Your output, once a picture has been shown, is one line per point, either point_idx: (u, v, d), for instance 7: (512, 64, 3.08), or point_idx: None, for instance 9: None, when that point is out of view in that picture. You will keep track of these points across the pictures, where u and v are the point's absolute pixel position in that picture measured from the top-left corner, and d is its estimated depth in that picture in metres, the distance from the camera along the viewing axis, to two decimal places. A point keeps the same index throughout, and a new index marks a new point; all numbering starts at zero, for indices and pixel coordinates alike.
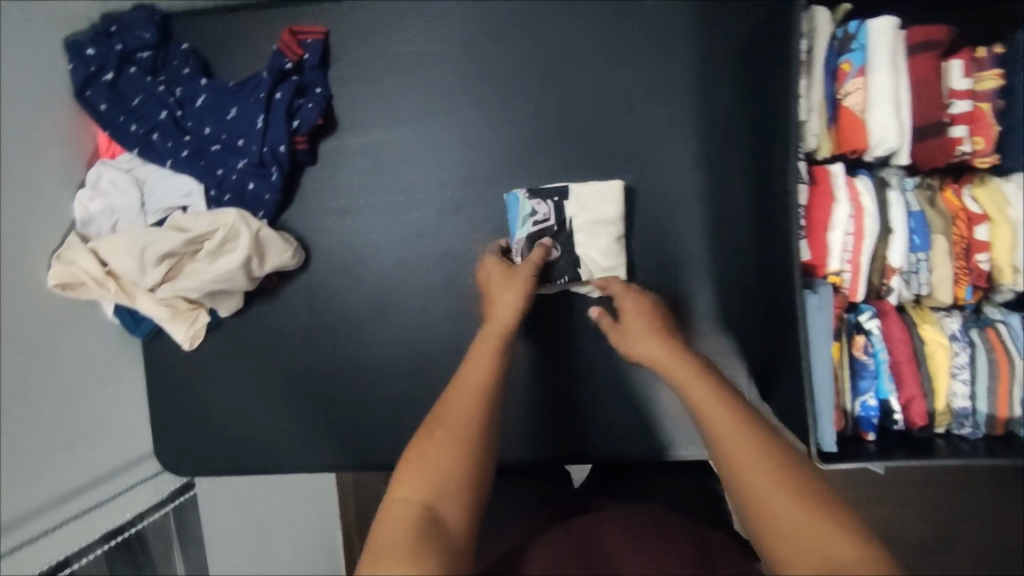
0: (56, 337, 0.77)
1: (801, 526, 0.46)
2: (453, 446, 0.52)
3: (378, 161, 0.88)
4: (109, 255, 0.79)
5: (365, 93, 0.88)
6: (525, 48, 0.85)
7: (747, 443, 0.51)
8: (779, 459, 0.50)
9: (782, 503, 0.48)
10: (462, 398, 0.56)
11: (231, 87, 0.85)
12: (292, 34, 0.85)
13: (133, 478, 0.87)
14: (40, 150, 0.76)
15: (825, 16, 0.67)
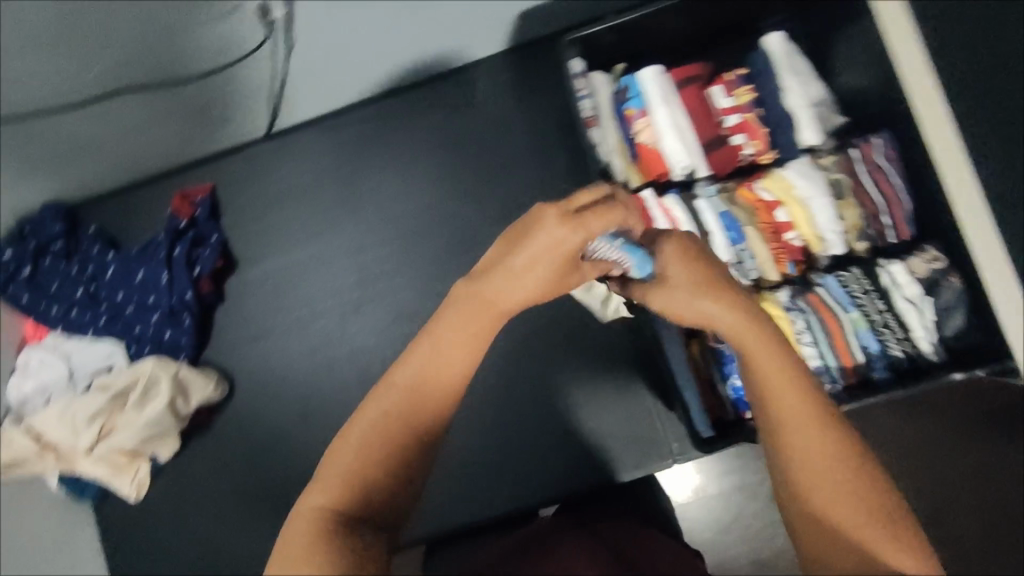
0: None
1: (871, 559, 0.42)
2: (381, 464, 0.48)
3: (279, 285, 0.98)
4: (44, 427, 0.86)
5: (257, 230, 0.99)
6: (383, 157, 0.97)
7: (824, 455, 0.44)
8: (852, 474, 0.43)
9: (864, 530, 0.42)
10: (402, 407, 0.49)
11: (135, 254, 0.95)
12: (183, 196, 0.98)
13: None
14: None
15: (601, 77, 0.81)
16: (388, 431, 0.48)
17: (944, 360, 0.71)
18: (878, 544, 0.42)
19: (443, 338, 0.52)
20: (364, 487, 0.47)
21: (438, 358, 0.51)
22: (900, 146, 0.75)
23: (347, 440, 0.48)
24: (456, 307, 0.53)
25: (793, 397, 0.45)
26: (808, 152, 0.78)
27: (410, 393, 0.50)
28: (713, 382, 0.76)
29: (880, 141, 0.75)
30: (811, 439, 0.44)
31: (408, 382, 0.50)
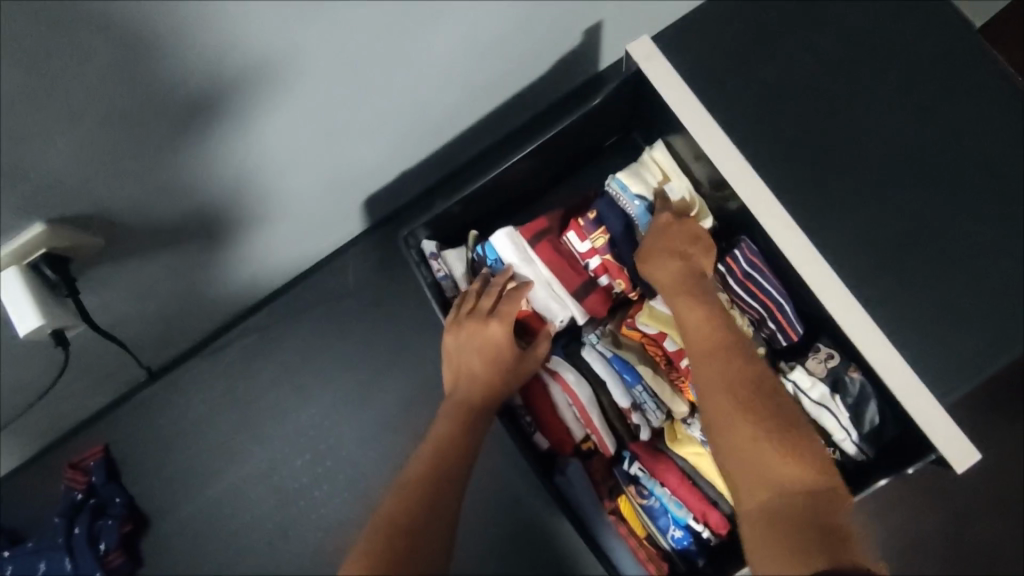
0: None
1: (761, 465, 0.53)
2: (400, 540, 0.56)
3: (197, 530, 0.92)
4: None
5: (160, 478, 0.93)
6: (276, 368, 0.94)
7: (728, 389, 0.57)
8: (750, 402, 0.56)
9: (751, 447, 0.54)
10: (429, 477, 0.63)
11: (31, 545, 0.87)
12: (74, 466, 0.91)
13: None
14: None
15: (456, 255, 0.79)
16: (406, 501, 0.61)
17: (871, 456, 0.69)
18: (764, 451, 0.53)
19: (443, 436, 0.68)
20: (397, 536, 0.57)
21: (428, 465, 0.65)
22: (761, 249, 0.72)
23: (378, 516, 0.60)
24: (445, 420, 0.69)
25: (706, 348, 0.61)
26: None
27: (419, 478, 0.63)
28: (653, 537, 0.72)
29: (743, 248, 0.73)
30: (715, 376, 0.59)
31: (419, 469, 0.64)
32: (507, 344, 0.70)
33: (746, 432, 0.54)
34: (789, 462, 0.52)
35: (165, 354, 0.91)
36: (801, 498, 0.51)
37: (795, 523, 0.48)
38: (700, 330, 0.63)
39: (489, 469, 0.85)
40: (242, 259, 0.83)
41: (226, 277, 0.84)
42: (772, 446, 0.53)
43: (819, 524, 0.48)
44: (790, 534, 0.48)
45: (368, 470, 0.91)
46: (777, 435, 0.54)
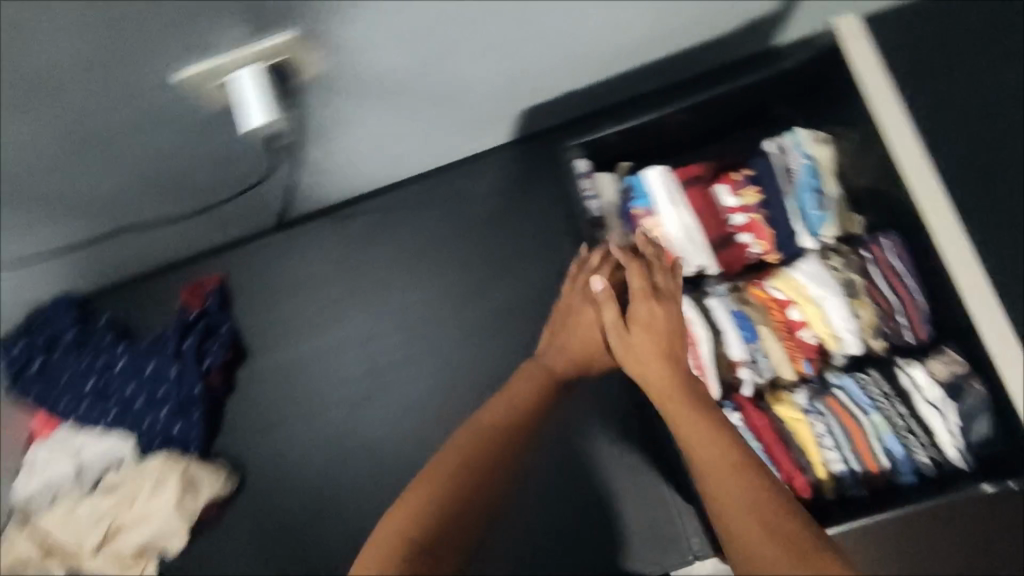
0: None
1: (779, 559, 0.47)
2: (450, 487, 0.61)
3: (288, 375, 0.98)
4: (58, 517, 0.88)
5: (264, 321, 0.99)
6: (394, 248, 0.99)
7: (728, 470, 0.54)
8: (754, 485, 0.52)
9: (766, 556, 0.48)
10: (475, 450, 0.65)
11: (145, 346, 0.96)
12: (194, 288, 0.98)
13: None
14: None
15: (607, 178, 0.83)
16: (454, 468, 0.63)
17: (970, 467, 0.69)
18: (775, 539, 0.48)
19: (514, 396, 0.71)
20: (460, 479, 0.62)
21: (494, 420, 0.69)
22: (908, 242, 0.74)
23: (422, 487, 0.61)
24: (525, 380, 0.74)
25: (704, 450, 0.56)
26: (812, 252, 0.80)
27: (493, 428, 0.68)
28: None
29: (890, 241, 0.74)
30: (714, 457, 0.56)
31: (493, 420, 0.68)
32: (598, 324, 0.73)
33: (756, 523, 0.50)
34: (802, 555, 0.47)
35: (298, 207, 0.96)
36: None
37: None
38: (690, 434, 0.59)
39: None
40: (400, 134, 0.86)
41: (378, 148, 0.87)
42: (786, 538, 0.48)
43: None
44: None
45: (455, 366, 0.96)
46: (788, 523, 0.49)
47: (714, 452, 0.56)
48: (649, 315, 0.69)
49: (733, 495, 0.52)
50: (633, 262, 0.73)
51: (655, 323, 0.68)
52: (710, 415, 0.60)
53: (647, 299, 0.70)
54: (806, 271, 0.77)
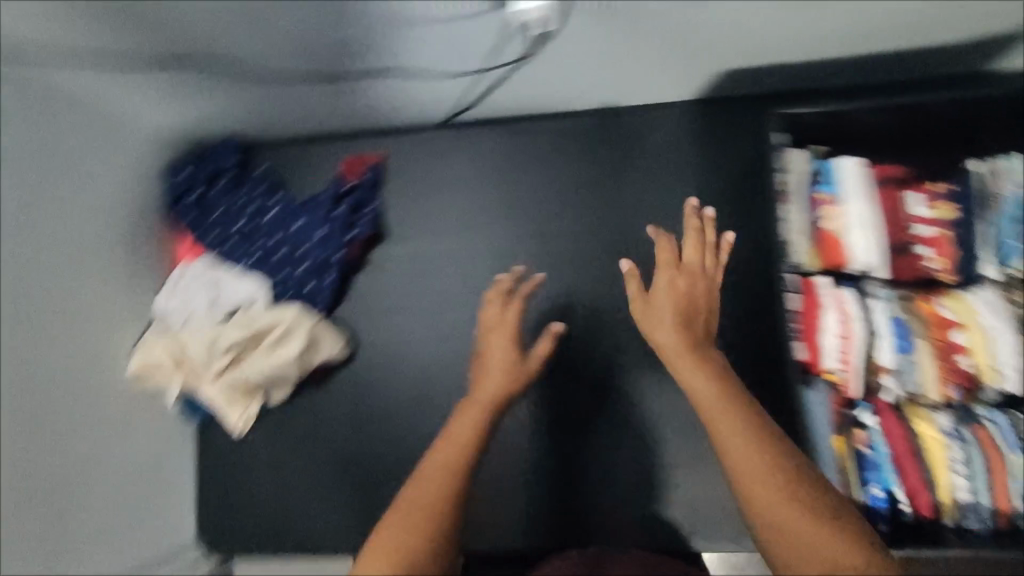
0: (118, 426, 0.90)
1: (812, 546, 0.50)
2: (444, 482, 0.59)
3: (421, 265, 1.00)
4: (191, 339, 0.91)
5: (410, 208, 1.02)
6: (552, 171, 0.99)
7: (756, 450, 0.55)
8: (775, 463, 0.54)
9: (783, 511, 0.52)
10: (456, 454, 0.62)
11: (297, 202, 0.99)
12: (354, 160, 1.01)
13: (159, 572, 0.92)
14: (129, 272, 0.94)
15: (799, 156, 0.81)
16: (444, 468, 0.61)
17: None
18: (800, 520, 0.52)
19: (482, 387, 0.71)
20: (448, 484, 0.59)
21: (464, 411, 0.68)
22: None
23: (409, 501, 0.58)
24: (483, 372, 0.74)
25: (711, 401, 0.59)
26: (991, 284, 0.77)
27: (474, 415, 0.67)
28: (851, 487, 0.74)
29: None
30: (734, 438, 0.56)
31: (474, 413, 0.67)
32: (507, 342, 0.77)
33: (781, 505, 0.52)
34: (829, 537, 0.51)
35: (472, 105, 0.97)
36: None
37: None
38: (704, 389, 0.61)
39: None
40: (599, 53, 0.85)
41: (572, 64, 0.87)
42: (813, 519, 0.51)
43: None
44: None
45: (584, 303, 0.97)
46: (810, 502, 0.53)
47: (736, 431, 0.56)
48: (667, 284, 0.70)
49: (757, 480, 0.54)
50: (663, 237, 0.76)
51: (671, 293, 0.69)
52: (728, 387, 0.61)
53: (667, 272, 0.72)
54: (982, 299, 0.75)
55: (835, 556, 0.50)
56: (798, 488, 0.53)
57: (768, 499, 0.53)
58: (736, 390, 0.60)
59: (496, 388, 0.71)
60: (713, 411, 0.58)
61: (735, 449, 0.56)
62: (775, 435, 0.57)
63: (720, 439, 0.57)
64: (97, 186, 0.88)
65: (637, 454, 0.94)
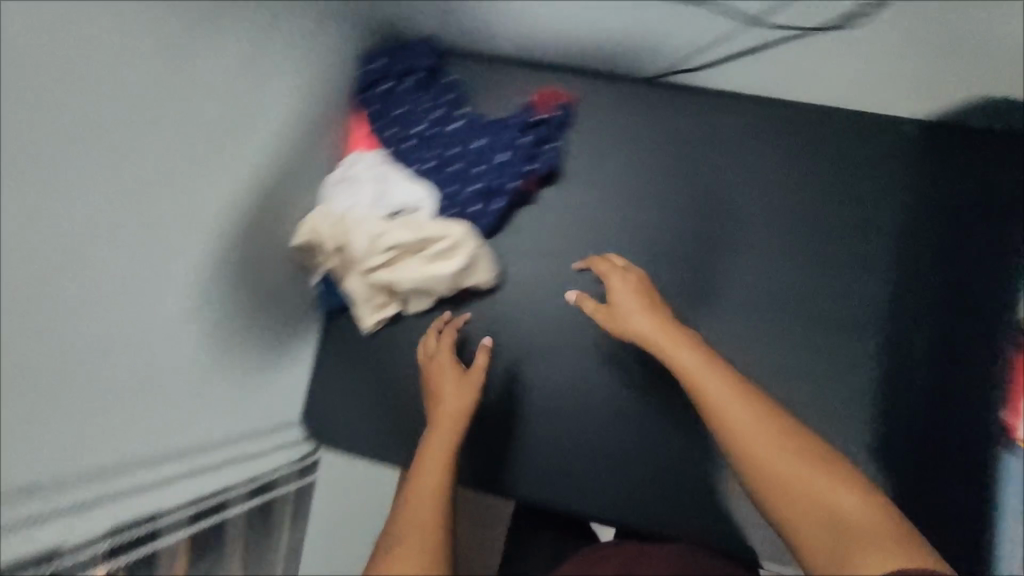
0: (261, 297, 0.90)
1: (819, 495, 0.58)
2: (425, 510, 0.67)
3: (589, 216, 0.95)
4: (358, 226, 0.91)
5: (592, 154, 0.96)
6: (752, 154, 0.92)
7: (756, 421, 0.62)
8: (774, 432, 0.62)
9: (788, 462, 0.60)
10: (438, 475, 0.72)
11: (483, 121, 0.96)
12: (548, 94, 0.97)
13: (266, 452, 0.94)
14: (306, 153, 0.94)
15: None
16: (423, 495, 0.69)
17: None
18: (803, 472, 0.59)
19: (445, 421, 0.79)
20: (428, 508, 0.68)
21: (435, 445, 0.76)
22: None
23: (401, 525, 0.66)
24: (438, 408, 0.81)
25: (723, 390, 0.65)
26: None
27: (434, 447, 0.75)
28: None
29: None
30: (737, 411, 0.63)
31: (433, 444, 0.76)
32: (451, 364, 0.87)
33: (783, 465, 0.60)
34: (833, 486, 0.59)
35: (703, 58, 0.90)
36: (858, 518, 0.57)
37: (864, 538, 0.55)
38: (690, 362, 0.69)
39: (854, 389, 0.86)
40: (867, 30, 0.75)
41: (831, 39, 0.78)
42: (814, 469, 0.60)
43: (890, 538, 0.55)
44: (871, 552, 0.54)
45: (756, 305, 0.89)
46: (809, 457, 0.61)
47: (738, 406, 0.63)
48: (626, 298, 0.79)
49: (763, 448, 0.61)
50: (608, 268, 0.84)
51: (645, 311, 0.77)
52: (724, 372, 0.67)
53: (619, 295, 0.80)
54: None
55: (841, 504, 0.58)
56: (795, 449, 0.61)
57: (767, 454, 0.61)
58: (731, 375, 0.66)
59: (458, 405, 0.81)
60: (715, 394, 0.65)
61: (738, 423, 0.63)
62: (764, 408, 0.64)
63: (721, 425, 0.63)
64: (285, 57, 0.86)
65: None
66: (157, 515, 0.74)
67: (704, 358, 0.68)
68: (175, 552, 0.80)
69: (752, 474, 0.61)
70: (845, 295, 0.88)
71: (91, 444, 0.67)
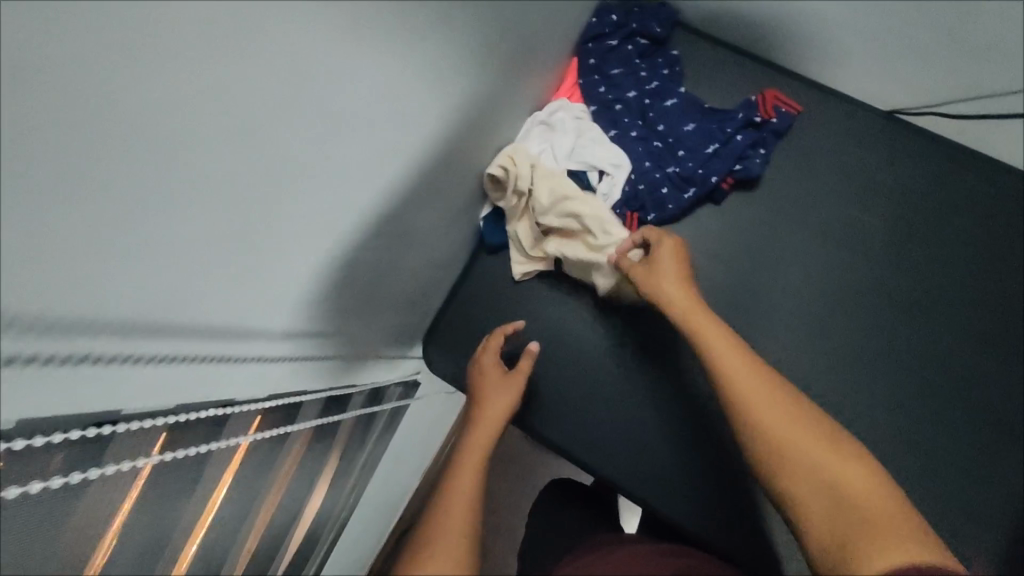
0: (443, 218, 0.88)
1: (820, 467, 0.59)
2: (454, 515, 0.64)
3: (774, 234, 0.91)
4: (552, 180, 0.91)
5: (797, 174, 0.92)
6: (962, 228, 0.89)
7: (767, 396, 0.65)
8: (788, 412, 0.63)
9: (803, 440, 0.61)
10: (472, 475, 0.71)
11: (701, 107, 0.93)
12: (775, 99, 0.92)
13: (393, 363, 0.96)
14: (524, 86, 0.90)
15: None
16: (455, 504, 0.66)
17: None
18: (813, 446, 0.61)
19: (481, 437, 0.78)
20: (459, 518, 0.64)
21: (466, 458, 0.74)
22: None
23: (446, 491, 0.68)
24: (475, 428, 0.80)
25: (736, 370, 0.68)
26: None
27: (466, 463, 0.73)
28: None
29: None
30: (754, 387, 0.66)
31: (466, 458, 0.74)
32: (501, 379, 0.87)
33: (793, 438, 0.61)
34: (836, 458, 0.59)
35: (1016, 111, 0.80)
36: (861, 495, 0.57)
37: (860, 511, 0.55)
38: (720, 350, 0.70)
39: (998, 494, 0.83)
40: None
41: None
42: (818, 441, 0.61)
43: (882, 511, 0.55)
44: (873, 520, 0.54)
45: (925, 376, 0.87)
46: (816, 430, 0.62)
47: (754, 388, 0.65)
48: (666, 260, 0.80)
49: (780, 427, 0.62)
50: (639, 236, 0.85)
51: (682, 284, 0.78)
52: (751, 361, 0.69)
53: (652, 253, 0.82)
54: None
55: (838, 476, 0.58)
56: (806, 427, 0.62)
57: (785, 431, 0.62)
58: (753, 362, 0.68)
59: (500, 395, 0.85)
60: (739, 377, 0.67)
61: (756, 402, 0.65)
62: (777, 387, 0.66)
63: (741, 401, 0.65)
64: None
65: None
66: (305, 390, 0.77)
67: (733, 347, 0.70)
68: (306, 435, 0.82)
69: (766, 451, 0.62)
70: (1014, 396, 0.85)
71: (244, 307, 0.57)
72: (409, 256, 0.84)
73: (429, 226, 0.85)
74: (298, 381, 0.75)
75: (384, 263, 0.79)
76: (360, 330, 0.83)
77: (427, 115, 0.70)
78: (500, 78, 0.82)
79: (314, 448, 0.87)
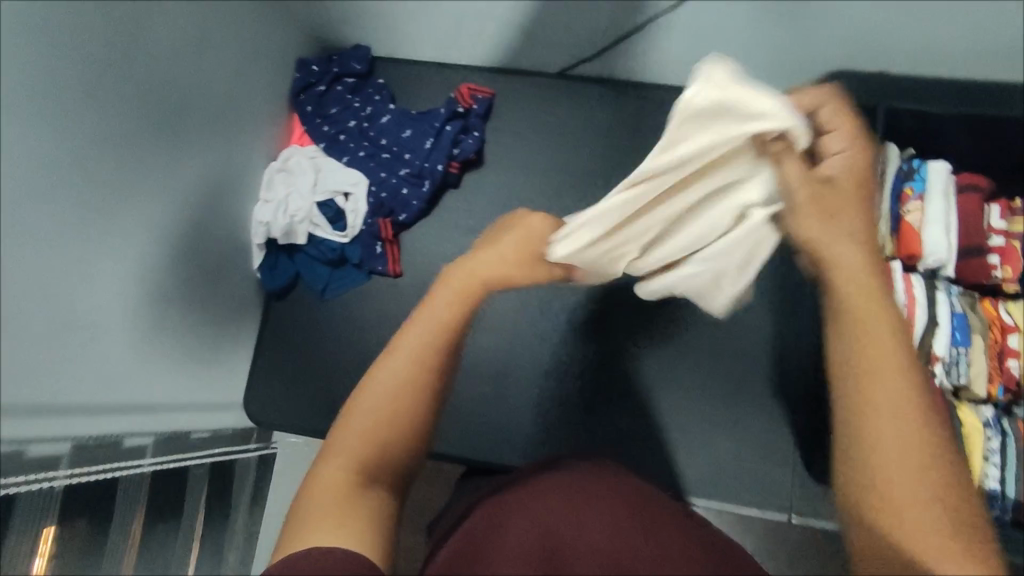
0: (213, 276, 0.94)
1: (907, 477, 0.49)
2: (377, 458, 0.58)
3: (509, 197, 1.07)
4: (746, 145, 0.55)
5: (508, 143, 1.09)
6: (645, 138, 1.06)
7: (887, 395, 0.51)
8: (896, 416, 0.50)
9: (899, 448, 0.49)
10: (411, 402, 0.60)
11: (412, 114, 1.07)
12: (468, 90, 1.07)
13: (212, 427, 0.98)
14: (251, 144, 1.00)
15: (937, 167, 0.95)
16: (382, 445, 0.59)
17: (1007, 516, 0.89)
18: (913, 460, 0.49)
19: (423, 335, 0.62)
20: (374, 459, 0.58)
21: (402, 370, 0.61)
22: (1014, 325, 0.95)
23: (371, 416, 0.59)
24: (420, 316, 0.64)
25: (885, 357, 0.52)
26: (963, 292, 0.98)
27: (410, 382, 0.60)
28: None
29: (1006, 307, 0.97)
30: (881, 380, 0.51)
31: (403, 370, 0.60)
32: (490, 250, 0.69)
33: (895, 443, 0.50)
34: (925, 477, 0.49)
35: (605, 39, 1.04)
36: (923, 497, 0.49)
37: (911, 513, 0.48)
38: (871, 331, 0.53)
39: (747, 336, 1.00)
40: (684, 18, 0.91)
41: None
42: (918, 457, 0.49)
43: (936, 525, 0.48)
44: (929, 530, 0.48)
45: None
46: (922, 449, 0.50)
47: (887, 390, 0.51)
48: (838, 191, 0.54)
49: (885, 433, 0.50)
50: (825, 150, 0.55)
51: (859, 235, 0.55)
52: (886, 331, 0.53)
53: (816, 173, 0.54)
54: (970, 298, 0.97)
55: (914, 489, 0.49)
56: (899, 436, 0.50)
57: (884, 436, 0.50)
58: (890, 325, 0.53)
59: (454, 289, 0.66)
60: (867, 355, 0.52)
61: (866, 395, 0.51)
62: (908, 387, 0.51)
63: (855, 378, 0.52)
64: (231, 50, 0.91)
65: (671, 407, 1.00)
66: (121, 455, 0.79)
67: (897, 355, 0.52)
68: (139, 511, 0.81)
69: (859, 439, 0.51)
70: None
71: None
72: (188, 314, 0.89)
73: (199, 283, 0.90)
74: (108, 442, 0.77)
75: (160, 326, 0.83)
76: (159, 395, 0.86)
77: (138, 177, 0.76)
78: (218, 137, 0.91)
79: (159, 536, 0.84)
